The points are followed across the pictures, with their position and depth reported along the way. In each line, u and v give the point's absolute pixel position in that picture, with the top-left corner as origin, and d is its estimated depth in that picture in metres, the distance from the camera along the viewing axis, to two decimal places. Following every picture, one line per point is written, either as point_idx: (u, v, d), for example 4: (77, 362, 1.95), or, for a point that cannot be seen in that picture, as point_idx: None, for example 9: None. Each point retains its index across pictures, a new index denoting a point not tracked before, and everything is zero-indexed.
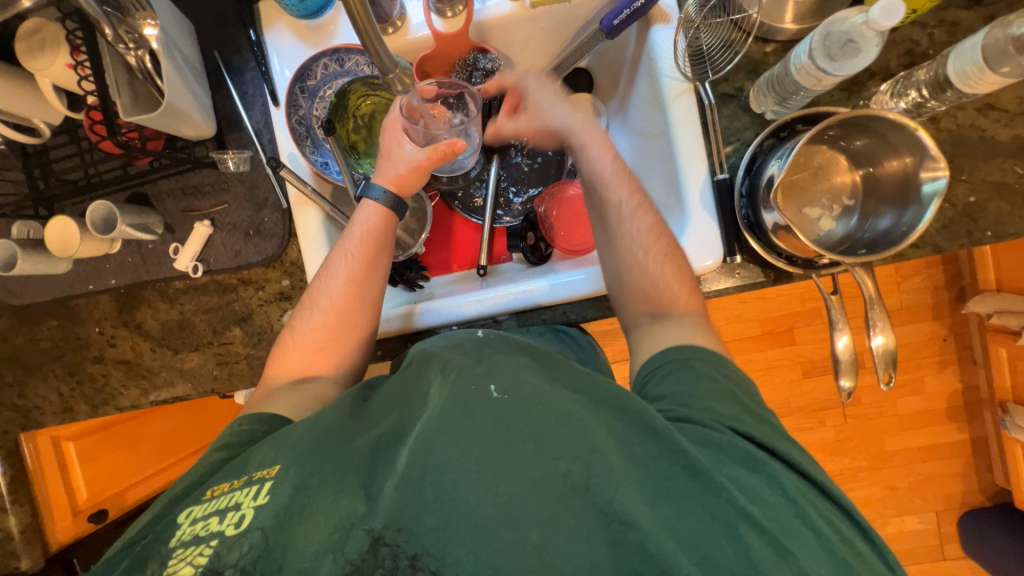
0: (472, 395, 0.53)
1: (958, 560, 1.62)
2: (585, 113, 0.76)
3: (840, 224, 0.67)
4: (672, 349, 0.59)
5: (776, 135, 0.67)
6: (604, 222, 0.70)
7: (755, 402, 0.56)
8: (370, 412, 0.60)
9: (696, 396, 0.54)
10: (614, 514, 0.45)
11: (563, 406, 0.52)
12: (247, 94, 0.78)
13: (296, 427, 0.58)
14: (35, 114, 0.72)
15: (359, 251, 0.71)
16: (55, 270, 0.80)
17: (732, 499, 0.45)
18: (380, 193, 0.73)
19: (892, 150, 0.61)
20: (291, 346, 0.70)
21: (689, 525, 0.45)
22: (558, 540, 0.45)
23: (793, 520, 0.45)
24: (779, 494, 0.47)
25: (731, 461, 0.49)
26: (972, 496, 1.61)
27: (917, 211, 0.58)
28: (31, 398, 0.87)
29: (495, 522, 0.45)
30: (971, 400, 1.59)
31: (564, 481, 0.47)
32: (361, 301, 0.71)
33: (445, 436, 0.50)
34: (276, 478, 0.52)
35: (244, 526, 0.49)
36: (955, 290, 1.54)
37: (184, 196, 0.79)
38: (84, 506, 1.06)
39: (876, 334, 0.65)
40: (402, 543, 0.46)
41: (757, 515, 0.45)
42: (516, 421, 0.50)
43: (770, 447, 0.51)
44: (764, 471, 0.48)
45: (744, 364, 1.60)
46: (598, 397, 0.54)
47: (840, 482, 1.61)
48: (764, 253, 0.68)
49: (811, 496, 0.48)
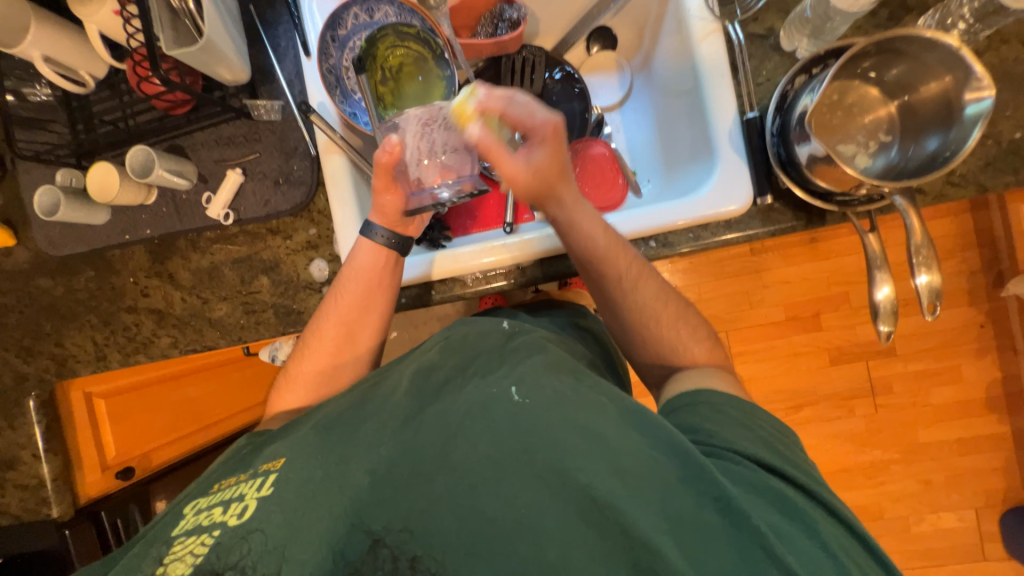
0: (492, 396, 0.50)
1: (1001, 560, 1.52)
2: (585, 207, 0.67)
3: (879, 159, 0.66)
4: (682, 393, 0.60)
5: (808, 71, 0.65)
6: (603, 288, 0.68)
7: (767, 427, 0.54)
8: (382, 391, 0.58)
9: (728, 437, 0.51)
10: (637, 540, 0.41)
11: (586, 416, 0.48)
12: (280, 47, 0.82)
13: (307, 432, 0.56)
14: (81, 65, 0.76)
15: (349, 294, 0.71)
16: (94, 220, 0.83)
17: (774, 554, 0.41)
18: (377, 235, 0.71)
19: (930, 73, 0.60)
20: (289, 386, 0.73)
21: (718, 564, 0.41)
22: (576, 559, 0.41)
23: (830, 573, 0.42)
24: (817, 545, 0.43)
25: (768, 504, 0.46)
26: (1015, 493, 1.52)
27: (961, 131, 0.57)
28: (67, 347, 0.89)
29: (511, 538, 0.42)
30: (1013, 389, 1.49)
31: (584, 495, 0.43)
32: (356, 338, 0.73)
33: (465, 435, 0.47)
34: (280, 472, 0.51)
35: (247, 517, 0.48)
36: (993, 273, 1.46)
37: (218, 147, 0.81)
38: (112, 462, 1.08)
39: (921, 273, 0.61)
40: (404, 544, 0.44)
41: (795, 566, 0.41)
42: (536, 424, 0.47)
43: (814, 490, 0.48)
44: (802, 517, 0.45)
45: (769, 349, 1.55)
46: (622, 405, 0.51)
47: (869, 474, 1.55)
48: (799, 191, 0.65)
49: (851, 547, 0.45)
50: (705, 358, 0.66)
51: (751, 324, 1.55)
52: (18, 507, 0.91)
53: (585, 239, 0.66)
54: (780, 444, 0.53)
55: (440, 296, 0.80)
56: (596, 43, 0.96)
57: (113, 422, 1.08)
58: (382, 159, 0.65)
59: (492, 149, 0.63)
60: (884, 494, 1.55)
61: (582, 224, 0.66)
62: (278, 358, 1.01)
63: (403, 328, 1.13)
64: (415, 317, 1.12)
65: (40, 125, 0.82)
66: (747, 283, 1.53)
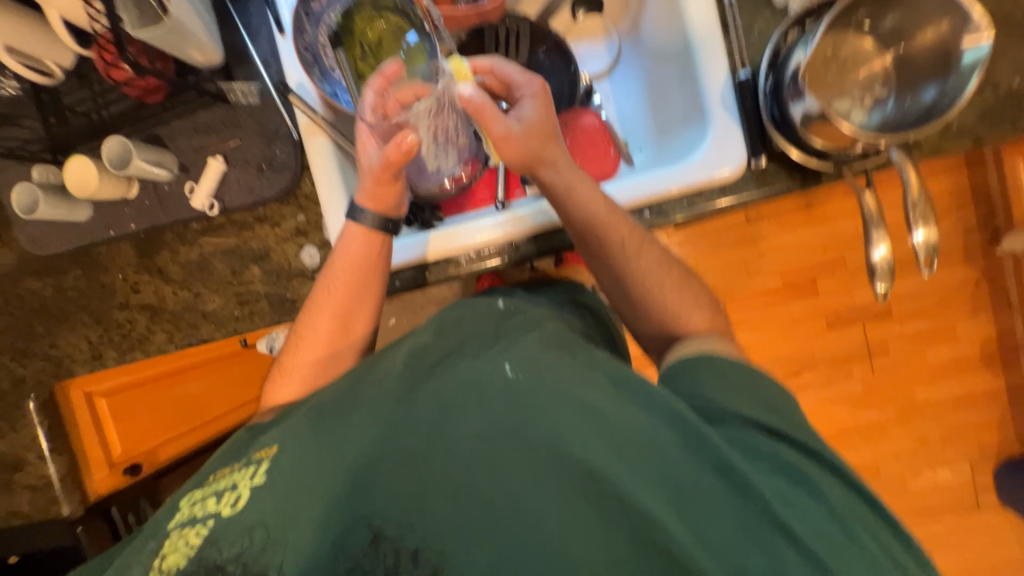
0: (485, 373, 0.49)
1: (995, 510, 1.57)
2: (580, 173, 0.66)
3: (875, 114, 0.63)
4: (682, 360, 0.59)
5: (801, 23, 0.64)
6: (603, 259, 0.68)
7: (769, 389, 0.54)
8: (376, 373, 0.56)
9: (728, 403, 0.51)
10: (635, 512, 0.41)
11: (583, 389, 0.47)
12: (252, 26, 0.79)
13: (301, 420, 0.55)
14: (45, 54, 0.73)
15: (342, 280, 0.70)
16: (76, 217, 0.81)
17: (771, 512, 0.42)
18: (363, 216, 0.69)
19: (926, 19, 0.58)
20: (284, 378, 0.71)
21: (721, 530, 0.41)
22: (576, 534, 0.41)
23: (832, 531, 0.43)
24: (818, 505, 0.44)
25: (769, 468, 0.46)
26: (1009, 445, 1.55)
27: (959, 78, 0.55)
28: (62, 347, 0.88)
29: (508, 519, 0.42)
30: (1007, 344, 1.51)
31: (580, 468, 0.42)
32: (350, 326, 0.71)
33: (458, 414, 0.46)
34: (273, 460, 0.51)
35: (241, 505, 0.48)
36: (988, 230, 1.46)
37: (197, 135, 0.79)
38: (120, 459, 1.11)
39: (919, 229, 0.61)
40: (402, 536, 0.43)
41: (796, 527, 0.42)
42: (530, 400, 0.46)
43: (817, 453, 0.48)
44: (802, 479, 0.46)
45: (767, 317, 1.56)
46: (619, 376, 0.51)
47: (867, 435, 1.58)
48: (795, 152, 0.65)
49: (847, 498, 0.46)
50: (702, 326, 0.66)
51: (748, 294, 1.55)
52: (28, 507, 0.90)
53: (585, 206, 0.65)
54: (781, 405, 0.53)
55: (435, 277, 0.79)
56: (581, 8, 0.93)
57: (116, 420, 1.10)
58: (393, 157, 0.63)
59: (484, 109, 0.61)
60: (882, 452, 1.58)
61: (578, 194, 0.65)
62: (276, 349, 1.01)
63: (401, 313, 1.12)
64: (412, 302, 1.12)
65: (11, 121, 0.79)
66: (744, 252, 1.52)
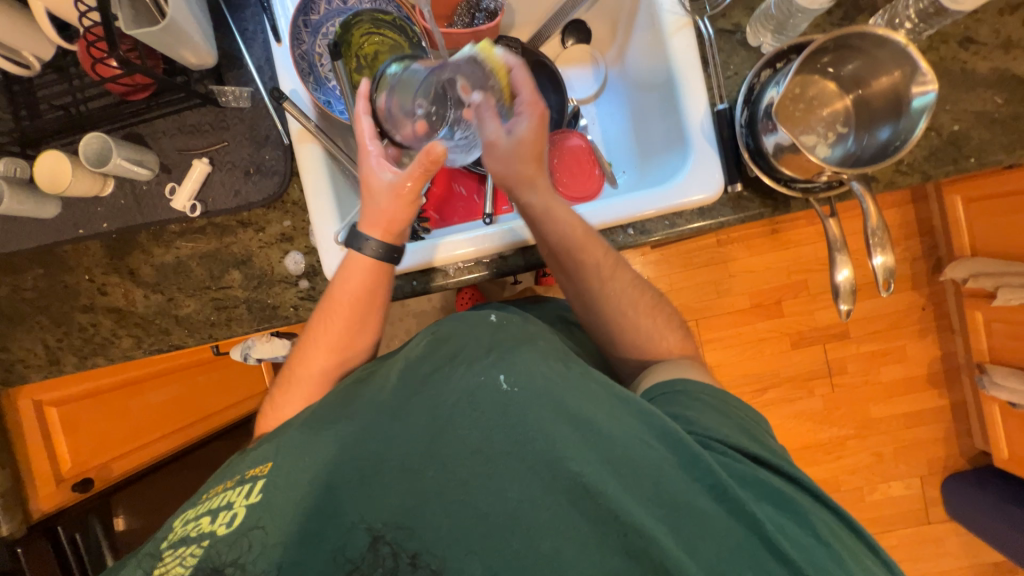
0: (483, 386, 0.49)
1: (943, 523, 1.66)
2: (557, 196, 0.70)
3: (837, 149, 0.71)
4: (661, 381, 0.63)
5: (773, 65, 0.69)
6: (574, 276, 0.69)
7: (742, 416, 0.58)
8: (371, 386, 0.56)
9: (708, 425, 0.54)
10: (628, 525, 0.42)
11: (577, 406, 0.48)
12: (248, 31, 0.79)
13: (292, 432, 0.53)
14: (26, 46, 0.72)
15: (341, 294, 0.68)
16: (43, 213, 0.77)
17: (760, 529, 0.44)
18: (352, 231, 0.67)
19: (881, 68, 0.65)
20: (282, 391, 0.70)
21: (710, 547, 0.43)
22: (569, 548, 0.42)
23: (816, 552, 0.45)
24: (805, 530, 0.46)
25: (755, 491, 0.48)
26: (954, 460, 1.66)
27: (909, 122, 0.62)
28: (14, 351, 0.82)
29: (506, 530, 0.42)
30: (950, 365, 1.63)
31: (575, 483, 0.43)
32: (340, 340, 0.69)
33: (455, 426, 0.47)
34: (269, 476, 0.49)
35: (238, 525, 0.46)
36: (932, 260, 1.58)
37: (181, 136, 0.78)
38: (69, 474, 1.01)
39: (877, 254, 0.66)
40: (403, 542, 0.43)
41: (784, 547, 0.44)
42: (526, 414, 0.46)
43: (795, 476, 0.51)
44: (784, 502, 0.48)
45: (735, 337, 1.63)
46: (612, 393, 0.51)
47: (828, 450, 1.66)
48: (766, 179, 0.69)
49: (816, 506, 0.49)
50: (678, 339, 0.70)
51: (718, 313, 1.61)
52: None
53: (558, 225, 0.67)
54: (751, 428, 0.56)
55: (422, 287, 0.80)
56: (570, 37, 0.98)
57: (66, 432, 1.01)
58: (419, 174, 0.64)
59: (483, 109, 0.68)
60: (841, 467, 1.66)
61: (554, 213, 0.68)
62: (251, 356, 0.98)
63: None
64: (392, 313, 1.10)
65: None
66: (714, 274, 1.60)
